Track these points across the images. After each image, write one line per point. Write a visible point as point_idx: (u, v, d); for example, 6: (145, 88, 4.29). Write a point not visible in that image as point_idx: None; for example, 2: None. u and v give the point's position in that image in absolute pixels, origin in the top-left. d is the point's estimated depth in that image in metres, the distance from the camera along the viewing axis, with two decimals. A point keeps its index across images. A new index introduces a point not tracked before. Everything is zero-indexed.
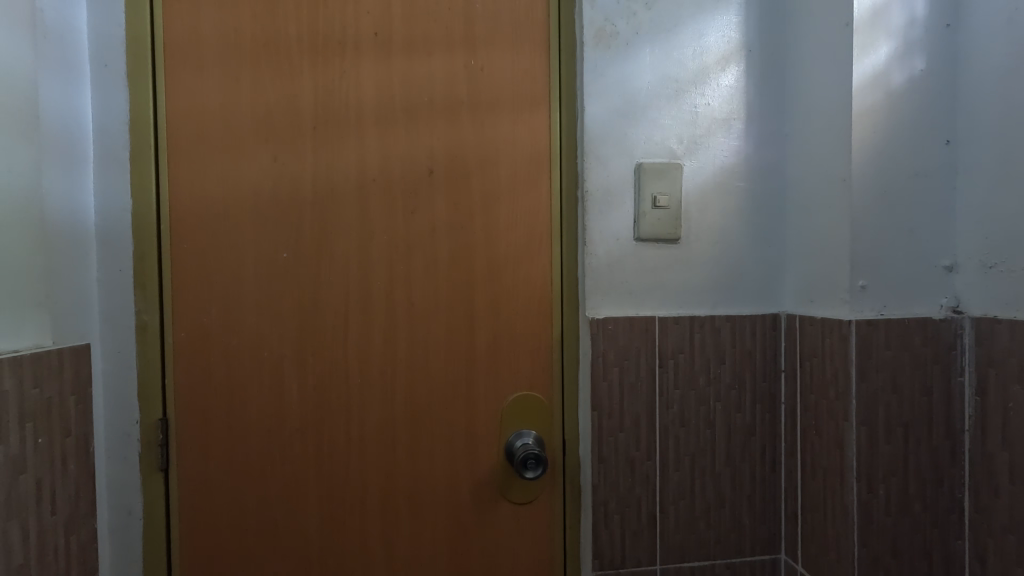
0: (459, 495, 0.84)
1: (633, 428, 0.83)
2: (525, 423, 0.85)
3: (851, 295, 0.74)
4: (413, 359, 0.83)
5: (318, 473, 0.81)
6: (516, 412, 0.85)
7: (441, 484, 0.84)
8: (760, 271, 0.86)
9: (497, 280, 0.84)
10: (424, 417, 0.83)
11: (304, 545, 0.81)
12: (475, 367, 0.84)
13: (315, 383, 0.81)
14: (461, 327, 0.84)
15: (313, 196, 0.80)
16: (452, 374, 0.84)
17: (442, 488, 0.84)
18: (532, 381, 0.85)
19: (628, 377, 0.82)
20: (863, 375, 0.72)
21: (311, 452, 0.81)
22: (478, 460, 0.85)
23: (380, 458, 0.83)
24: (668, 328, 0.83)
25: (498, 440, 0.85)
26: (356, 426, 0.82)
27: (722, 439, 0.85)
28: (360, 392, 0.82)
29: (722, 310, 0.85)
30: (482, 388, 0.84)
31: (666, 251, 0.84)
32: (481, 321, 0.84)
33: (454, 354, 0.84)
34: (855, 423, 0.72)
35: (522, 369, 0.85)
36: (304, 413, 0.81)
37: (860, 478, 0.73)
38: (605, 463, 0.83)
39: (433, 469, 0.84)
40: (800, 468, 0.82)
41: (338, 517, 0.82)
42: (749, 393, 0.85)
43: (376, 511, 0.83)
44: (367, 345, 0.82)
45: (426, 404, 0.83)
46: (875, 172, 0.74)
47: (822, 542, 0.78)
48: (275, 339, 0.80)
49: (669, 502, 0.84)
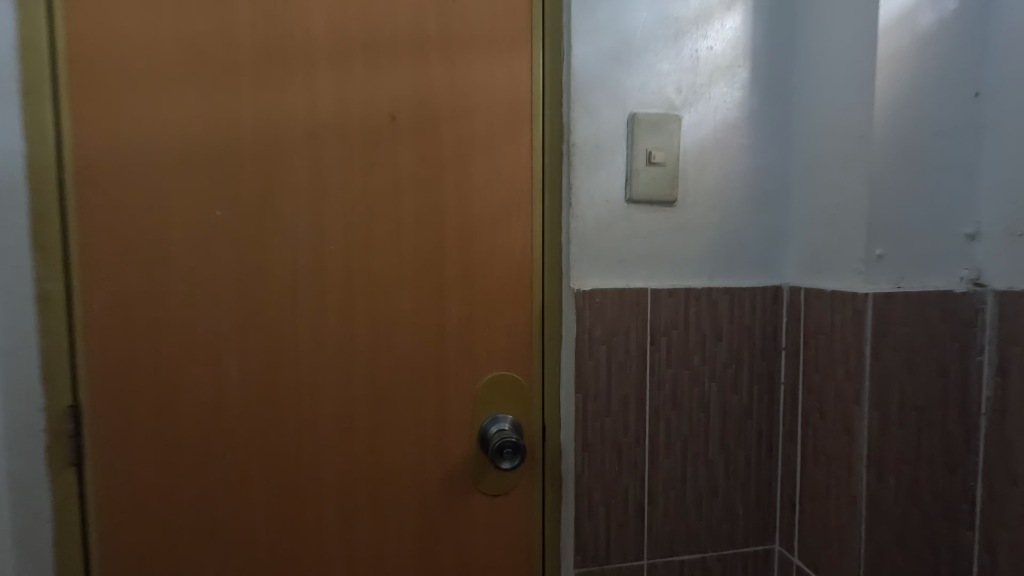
0: (426, 486, 0.75)
1: (620, 412, 0.74)
2: (501, 406, 0.76)
3: (867, 265, 0.66)
4: (374, 334, 0.73)
5: (265, 464, 0.71)
6: (491, 395, 0.76)
7: (406, 474, 0.75)
8: (763, 239, 0.77)
9: (470, 245, 0.74)
10: (386, 401, 0.74)
11: (250, 545, 0.72)
12: (446, 344, 0.74)
13: (260, 363, 0.70)
14: (429, 298, 0.73)
15: (254, 146, 0.68)
16: (418, 353, 0.74)
17: (407, 478, 0.75)
18: (508, 359, 0.76)
19: (616, 356, 0.74)
20: (878, 354, 0.65)
21: (257, 441, 0.71)
22: (448, 448, 0.76)
23: (336, 448, 0.73)
24: (661, 301, 0.75)
25: (471, 426, 0.76)
26: (309, 412, 0.72)
27: (717, 423, 0.77)
28: (313, 373, 0.72)
29: (719, 282, 0.77)
30: (453, 368, 0.75)
31: (661, 215, 0.75)
32: (452, 292, 0.74)
33: (422, 329, 0.74)
34: (867, 407, 0.65)
35: (498, 348, 0.76)
36: (247, 398, 0.70)
37: (869, 467, 0.66)
38: (590, 451, 0.74)
39: (398, 459, 0.74)
40: (799, 453, 0.76)
41: (289, 514, 0.72)
42: (747, 373, 0.77)
43: (333, 506, 0.73)
44: (320, 319, 0.71)
45: (389, 386, 0.73)
46: (897, 126, 0.66)
47: (824, 533, 0.71)
48: (210, 312, 0.69)
49: (658, 492, 0.77)
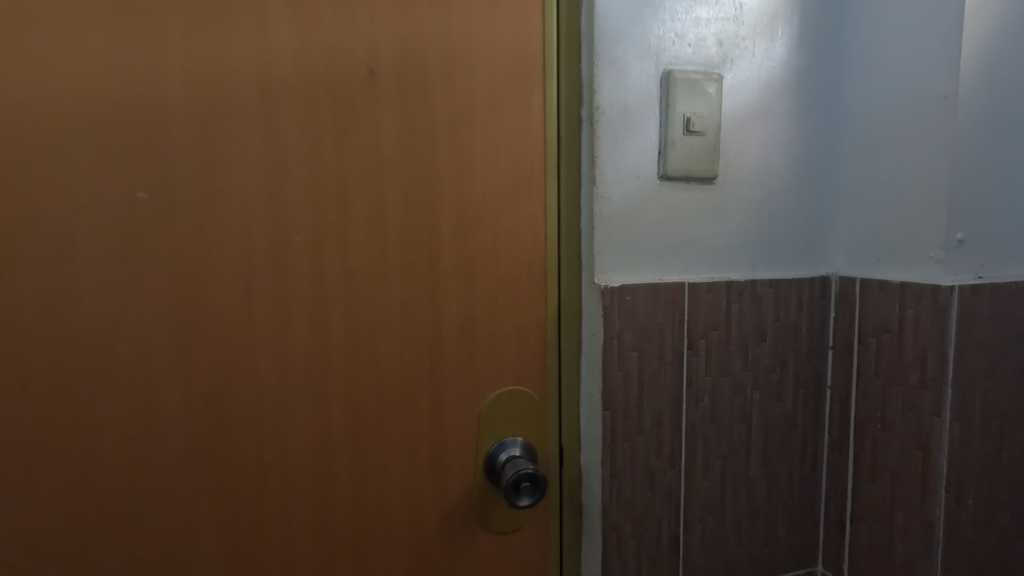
0: (422, 528, 0.62)
1: (654, 431, 0.63)
2: (511, 428, 0.63)
3: (947, 253, 0.56)
4: (353, 347, 0.58)
5: (217, 517, 0.56)
6: (498, 415, 0.63)
7: (397, 515, 0.61)
8: (809, 222, 0.66)
9: (471, 233, 0.60)
10: (372, 429, 0.59)
11: None
12: (443, 356, 0.60)
13: (206, 389, 0.55)
14: (423, 299, 0.59)
15: (186, 107, 0.52)
16: (410, 368, 0.60)
17: (399, 519, 0.61)
18: (519, 371, 0.63)
19: (649, 364, 0.62)
20: (962, 357, 0.55)
21: (205, 488, 0.55)
22: (448, 481, 0.62)
23: (309, 490, 0.58)
24: (700, 298, 0.63)
25: (475, 453, 0.63)
26: (273, 448, 0.57)
27: (759, 436, 0.67)
28: (277, 398, 0.56)
29: (764, 273, 0.65)
30: (453, 385, 0.61)
31: (698, 194, 0.62)
32: (450, 292, 0.60)
33: (414, 339, 0.60)
34: (948, 418, 0.56)
35: (506, 357, 0.62)
36: (190, 435, 0.55)
37: (948, 486, 0.57)
38: (619, 477, 0.62)
39: (387, 497, 0.61)
40: (852, 468, 0.66)
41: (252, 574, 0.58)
42: (791, 377, 0.67)
43: (307, 560, 0.59)
44: (286, 331, 0.56)
45: (375, 410, 0.59)
46: (984, 87, 0.55)
47: (887, 560, 0.62)
48: (134, 327, 0.52)
49: (694, 519, 0.66)
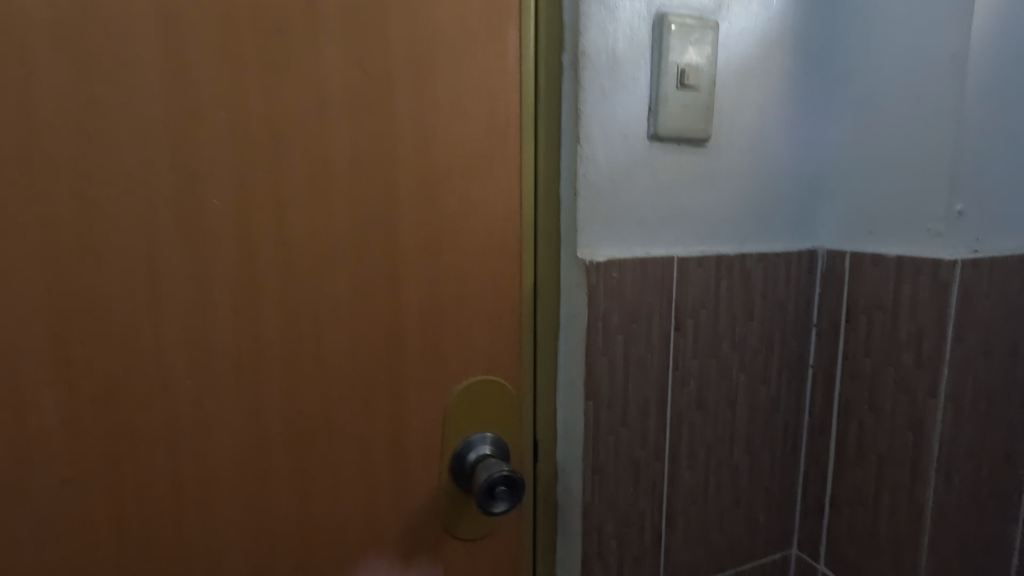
0: (380, 543, 0.53)
1: (638, 421, 0.57)
2: (481, 422, 0.55)
3: (948, 226, 0.52)
4: (292, 336, 0.48)
5: (119, 551, 0.45)
6: (467, 409, 0.54)
7: (350, 530, 0.52)
8: (798, 191, 0.61)
9: (436, 199, 0.50)
10: (315, 432, 0.50)
11: None
12: (401, 343, 0.51)
13: (96, 396, 0.43)
14: (378, 277, 0.50)
15: (54, 22, 0.39)
16: (364, 359, 0.50)
17: (352, 534, 0.52)
18: (490, 358, 0.55)
19: (635, 348, 0.55)
20: (960, 336, 0.53)
21: (101, 518, 0.44)
22: (410, 486, 0.54)
23: (239, 510, 0.48)
24: (689, 274, 0.57)
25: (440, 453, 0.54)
26: (191, 466, 0.46)
27: (743, 420, 0.63)
28: (192, 404, 0.45)
29: (752, 246, 0.60)
30: (416, 378, 0.52)
31: (689, 158, 0.56)
32: (410, 269, 0.50)
33: (369, 326, 0.50)
34: (943, 399, 0.53)
35: (476, 342, 0.54)
36: (77, 454, 0.43)
37: (939, 469, 0.55)
38: (601, 474, 0.56)
39: (338, 511, 0.51)
40: (835, 450, 0.63)
41: None
42: (777, 357, 0.63)
43: None
44: (206, 318, 0.45)
45: (318, 412, 0.49)
46: (992, 47, 0.51)
47: (869, 543, 0.60)
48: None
49: (678, 512, 0.61)
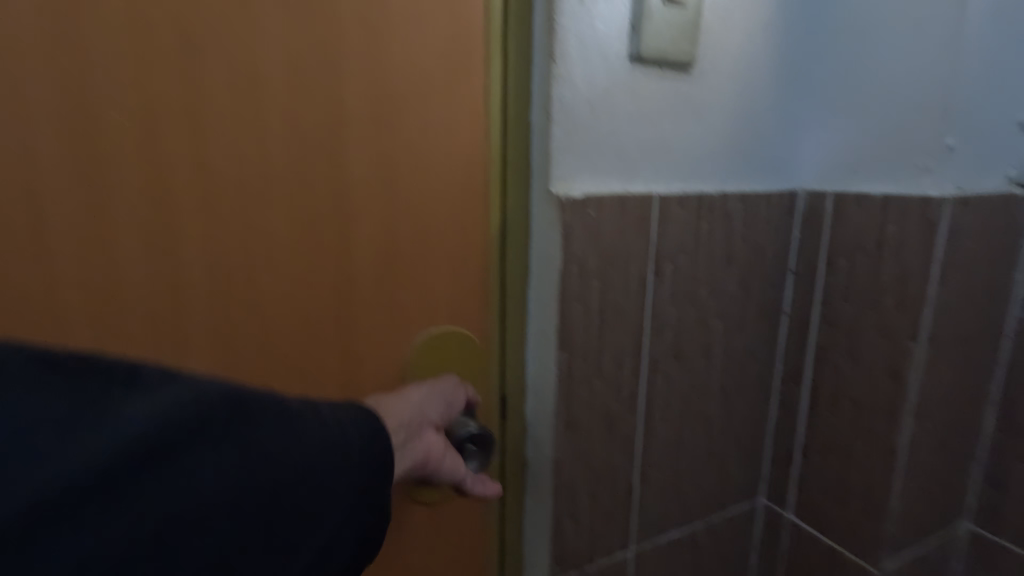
0: None
1: (614, 372, 0.53)
2: (443, 382, 0.50)
3: (938, 161, 0.50)
4: (219, 282, 0.40)
5: None
6: (428, 367, 0.49)
7: None
8: (779, 126, 0.58)
9: (388, 123, 0.43)
10: (265, 363, 0.43)
11: None
12: (351, 290, 0.45)
13: None
14: (321, 213, 0.43)
15: None
16: (312, 306, 0.44)
17: None
18: (451, 307, 0.50)
19: (612, 294, 0.51)
20: (944, 278, 0.51)
21: None
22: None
23: None
24: (669, 214, 0.52)
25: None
26: None
27: (719, 370, 0.60)
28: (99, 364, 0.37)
29: (733, 186, 0.56)
30: (369, 329, 0.46)
31: (671, 86, 0.51)
32: (359, 204, 0.44)
33: (313, 270, 0.43)
34: (923, 343, 0.52)
35: (435, 290, 0.49)
36: None
37: (914, 413, 0.54)
38: (575, 429, 0.52)
39: None
40: (807, 398, 0.62)
41: None
42: (754, 304, 0.60)
43: None
44: (116, 242, 0.36)
45: (270, 335, 0.43)
46: None
47: (840, 489, 0.60)
48: None
49: (651, 465, 0.58)
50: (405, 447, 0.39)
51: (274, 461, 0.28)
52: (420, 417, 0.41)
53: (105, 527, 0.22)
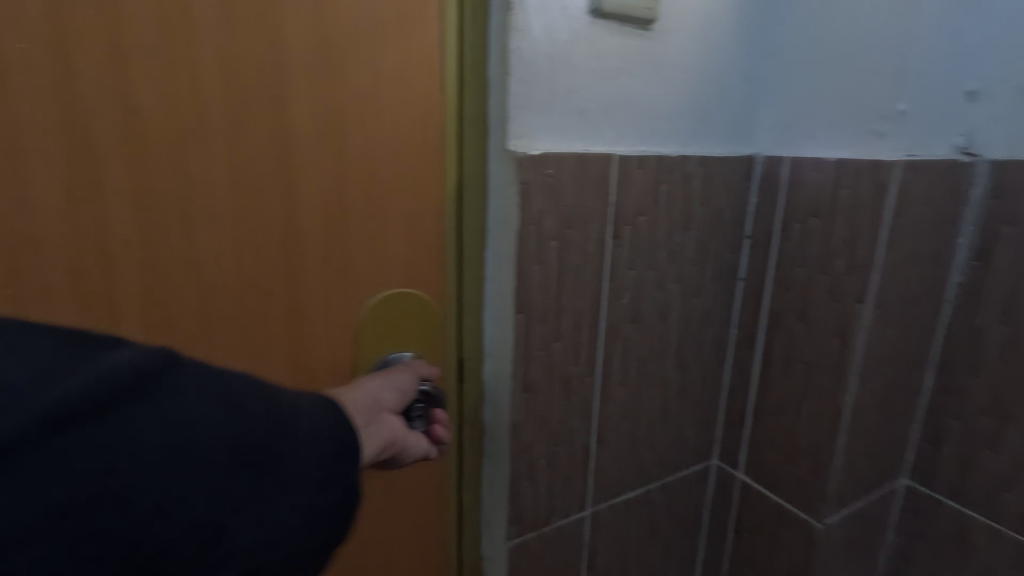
0: None
1: (572, 334, 0.53)
2: (398, 341, 0.49)
3: (889, 125, 0.52)
4: (154, 235, 0.38)
5: None
6: (381, 327, 0.48)
7: None
8: (740, 90, 0.58)
9: (335, 69, 0.41)
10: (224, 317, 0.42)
11: None
12: (300, 247, 0.43)
13: None
14: (266, 164, 0.40)
15: None
16: (261, 263, 0.42)
17: None
18: (406, 267, 0.48)
19: (571, 255, 0.50)
20: (893, 241, 0.52)
21: None
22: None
23: None
24: (629, 174, 0.52)
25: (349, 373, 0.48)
26: None
27: (676, 334, 0.61)
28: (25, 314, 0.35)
29: (694, 149, 0.56)
30: (321, 288, 0.45)
31: (633, 42, 0.49)
32: (305, 155, 0.42)
33: (257, 225, 0.41)
34: (871, 305, 0.53)
35: (388, 249, 0.47)
36: None
37: (860, 374, 0.56)
38: (532, 391, 0.52)
39: None
40: (761, 362, 0.63)
41: None
42: (711, 268, 0.61)
43: None
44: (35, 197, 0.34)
45: (225, 288, 0.41)
46: None
47: (789, 449, 0.62)
48: None
49: (608, 428, 0.59)
50: (368, 429, 0.38)
51: (247, 419, 0.29)
52: (380, 399, 0.41)
53: (67, 480, 0.23)
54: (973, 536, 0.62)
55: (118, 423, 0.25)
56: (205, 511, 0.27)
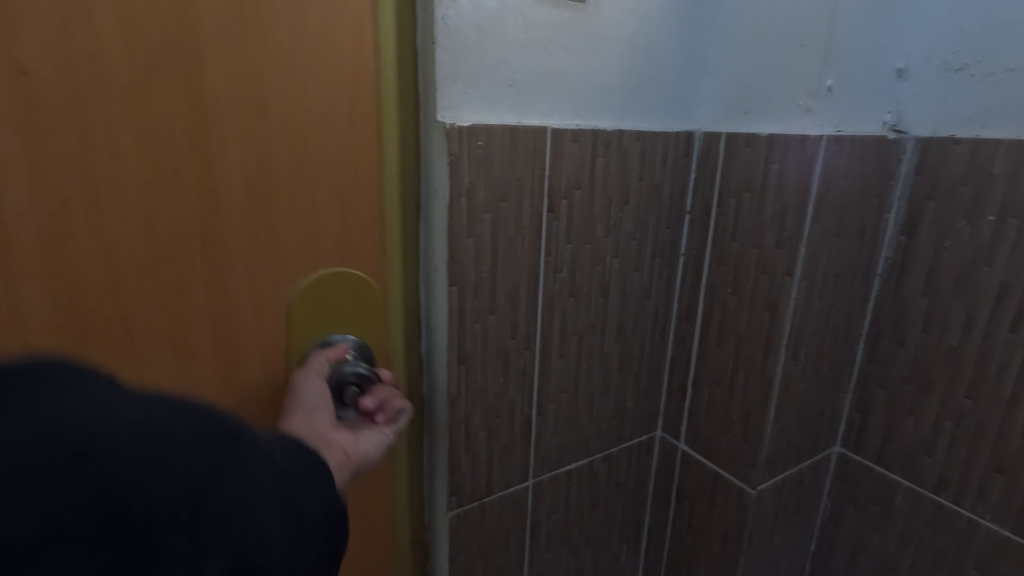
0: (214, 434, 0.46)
1: (508, 307, 0.53)
2: (330, 323, 0.49)
3: (817, 101, 0.52)
4: (57, 214, 0.37)
5: None
6: (311, 309, 0.48)
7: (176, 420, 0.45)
8: (677, 64, 0.58)
9: (252, 35, 0.40)
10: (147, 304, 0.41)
11: None
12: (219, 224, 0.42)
13: None
14: (186, 138, 0.40)
15: None
16: (177, 242, 0.41)
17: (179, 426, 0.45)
18: (338, 244, 0.48)
19: (505, 228, 0.50)
20: (819, 215, 0.54)
21: None
22: (243, 378, 0.47)
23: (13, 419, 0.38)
24: (564, 148, 0.52)
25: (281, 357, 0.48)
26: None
27: (615, 307, 0.62)
28: None
29: (630, 125, 0.56)
30: (247, 269, 0.44)
31: (565, 14, 0.49)
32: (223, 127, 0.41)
33: (172, 200, 0.40)
34: (798, 277, 0.55)
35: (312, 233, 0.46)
36: None
37: (788, 344, 0.57)
38: (468, 364, 0.52)
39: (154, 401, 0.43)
40: (699, 335, 0.65)
41: None
42: (650, 243, 0.62)
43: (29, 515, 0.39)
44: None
45: (138, 278, 0.40)
46: None
47: (725, 418, 0.64)
48: None
49: (548, 400, 0.60)
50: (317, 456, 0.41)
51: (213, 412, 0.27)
52: (326, 430, 0.43)
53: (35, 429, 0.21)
54: (896, 499, 0.65)
55: (84, 400, 0.23)
56: (188, 486, 0.24)
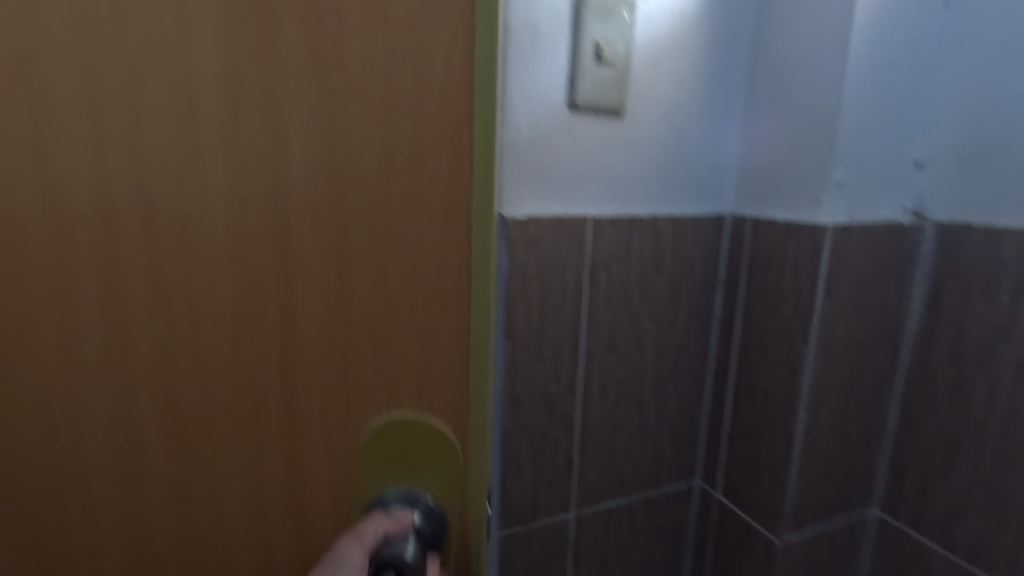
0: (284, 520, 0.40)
1: (553, 359, 0.65)
2: (409, 473, 0.42)
3: (826, 194, 0.60)
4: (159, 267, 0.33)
5: None
6: (381, 462, 0.40)
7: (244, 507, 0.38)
8: (709, 158, 0.68)
9: (342, 163, 0.35)
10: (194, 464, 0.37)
11: None
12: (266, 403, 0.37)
13: None
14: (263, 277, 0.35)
15: None
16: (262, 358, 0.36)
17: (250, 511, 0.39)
18: (415, 389, 0.40)
19: (551, 295, 0.63)
20: (831, 291, 0.61)
21: None
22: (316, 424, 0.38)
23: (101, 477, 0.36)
24: (603, 231, 0.64)
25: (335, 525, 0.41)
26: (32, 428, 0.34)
27: (651, 362, 0.71)
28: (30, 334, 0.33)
29: (664, 209, 0.67)
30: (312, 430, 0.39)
31: (606, 127, 0.62)
32: (288, 274, 0.35)
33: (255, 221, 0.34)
34: (813, 345, 0.62)
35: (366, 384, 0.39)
36: None
37: (808, 406, 0.64)
38: (518, 403, 0.64)
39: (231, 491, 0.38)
40: (732, 391, 0.72)
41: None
42: (684, 308, 0.71)
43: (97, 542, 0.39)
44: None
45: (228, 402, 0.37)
46: (872, 36, 0.57)
47: (754, 470, 0.70)
48: None
49: (589, 441, 0.69)
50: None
51: None
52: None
53: None
54: (930, 564, 0.67)
55: None
56: None
